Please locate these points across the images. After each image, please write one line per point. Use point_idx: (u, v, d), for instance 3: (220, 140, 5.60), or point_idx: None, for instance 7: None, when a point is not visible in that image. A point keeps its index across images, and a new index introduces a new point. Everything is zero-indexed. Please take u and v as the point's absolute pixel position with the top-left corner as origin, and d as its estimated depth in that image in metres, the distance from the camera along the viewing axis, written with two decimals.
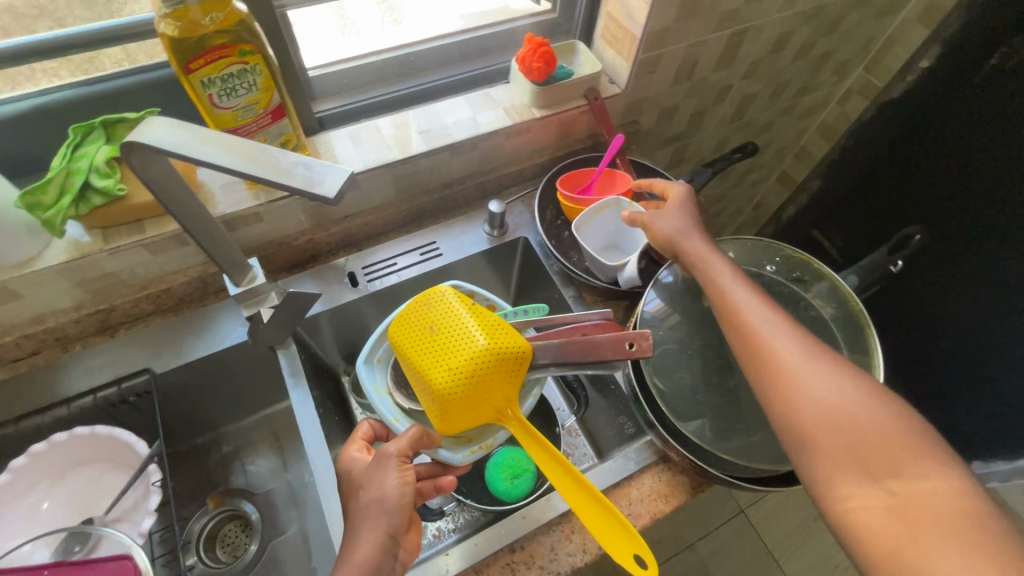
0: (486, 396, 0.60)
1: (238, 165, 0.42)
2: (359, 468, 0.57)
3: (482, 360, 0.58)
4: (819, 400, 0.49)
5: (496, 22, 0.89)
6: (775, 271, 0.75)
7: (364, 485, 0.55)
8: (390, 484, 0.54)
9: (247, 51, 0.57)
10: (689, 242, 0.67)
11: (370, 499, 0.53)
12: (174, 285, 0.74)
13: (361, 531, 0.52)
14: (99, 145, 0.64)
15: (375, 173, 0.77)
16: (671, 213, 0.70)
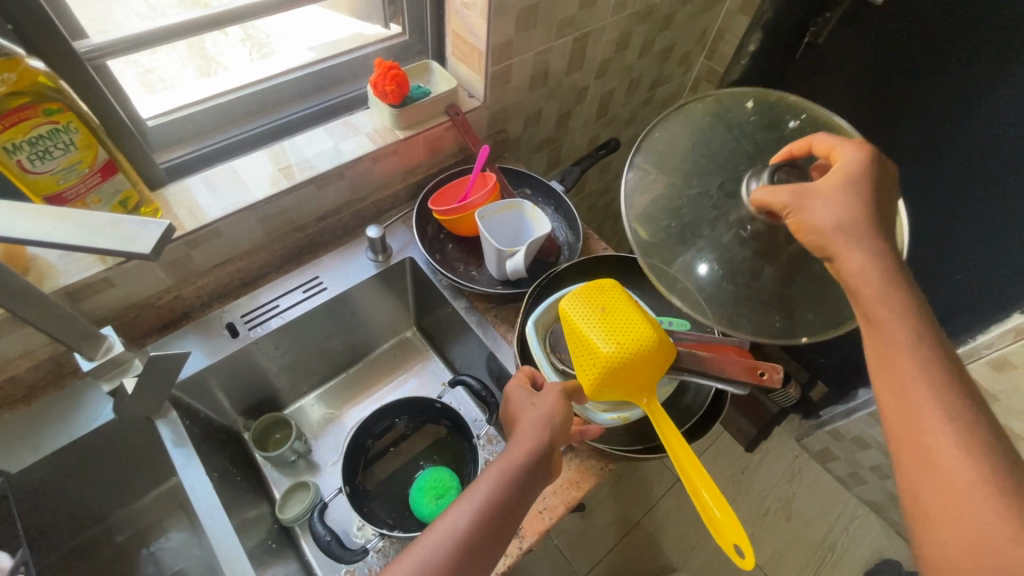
0: (643, 376, 0.63)
1: (37, 234, 0.39)
2: (520, 396, 0.66)
3: (646, 342, 0.62)
4: (949, 430, 0.45)
5: (346, 51, 0.89)
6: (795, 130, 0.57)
7: (526, 408, 0.64)
8: (554, 405, 0.63)
9: (54, 110, 0.53)
10: (846, 256, 0.49)
11: (529, 423, 0.62)
12: (19, 372, 0.66)
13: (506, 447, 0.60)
14: None
15: (237, 218, 0.74)
16: (835, 202, 0.50)
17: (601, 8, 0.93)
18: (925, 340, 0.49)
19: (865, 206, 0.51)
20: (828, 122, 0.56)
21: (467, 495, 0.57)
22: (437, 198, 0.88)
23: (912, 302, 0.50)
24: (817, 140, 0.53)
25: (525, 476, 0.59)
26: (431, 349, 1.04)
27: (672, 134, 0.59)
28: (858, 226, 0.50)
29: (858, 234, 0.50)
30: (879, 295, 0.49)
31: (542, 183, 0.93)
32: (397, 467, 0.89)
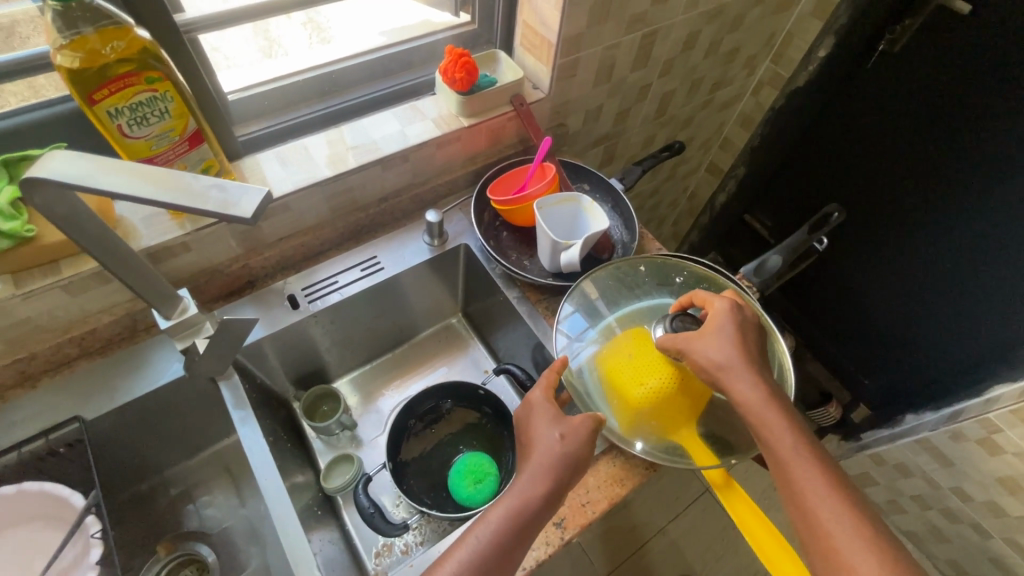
0: (671, 419, 0.65)
1: (145, 190, 0.42)
2: (540, 416, 0.65)
3: (658, 396, 0.64)
4: (836, 528, 0.53)
5: (415, 37, 0.90)
6: (684, 284, 0.76)
7: (548, 432, 0.62)
8: (576, 429, 0.62)
9: (155, 78, 0.56)
10: (735, 383, 0.59)
11: (548, 452, 0.61)
12: (99, 326, 0.70)
13: (526, 476, 0.60)
14: (2, 186, 0.60)
15: (306, 193, 0.76)
16: (716, 341, 0.61)
17: (674, 5, 0.92)
18: (807, 450, 0.57)
19: (746, 335, 0.62)
20: (704, 276, 0.76)
21: (482, 526, 0.58)
22: (496, 186, 0.88)
23: (795, 424, 0.58)
24: (695, 293, 0.68)
25: (546, 505, 0.59)
26: (476, 337, 1.05)
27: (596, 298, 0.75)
28: (733, 352, 0.60)
29: (744, 361, 0.60)
30: (765, 420, 0.57)
31: (600, 179, 0.92)
32: (436, 449, 0.90)
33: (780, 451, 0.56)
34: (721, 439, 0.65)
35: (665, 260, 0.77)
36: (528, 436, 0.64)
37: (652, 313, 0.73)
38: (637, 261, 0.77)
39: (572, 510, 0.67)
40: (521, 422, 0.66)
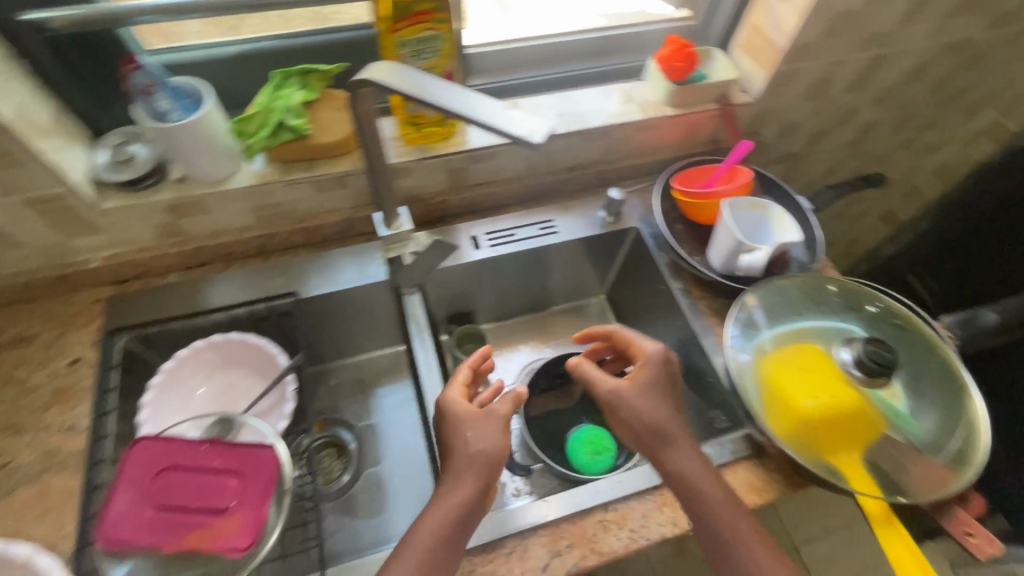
0: (838, 441, 0.64)
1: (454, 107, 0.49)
2: (451, 412, 0.63)
3: (829, 413, 0.64)
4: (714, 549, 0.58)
5: (636, 23, 0.94)
6: (876, 315, 0.72)
7: (460, 431, 0.61)
8: (645, 412, 0.64)
9: (441, 20, 0.64)
10: (673, 448, 0.63)
11: (489, 452, 0.60)
12: (324, 222, 0.82)
13: (459, 475, 0.59)
14: (295, 90, 0.72)
15: (514, 147, 0.82)
16: (647, 399, 0.65)
17: (916, 30, 0.87)
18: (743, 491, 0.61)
19: (667, 392, 0.66)
20: (900, 314, 0.72)
21: (432, 514, 0.57)
22: (682, 178, 0.89)
23: (748, 514, 0.60)
24: (630, 336, 0.73)
25: (685, 487, 0.61)
26: (613, 322, 1.06)
27: (777, 305, 0.73)
28: (667, 413, 0.64)
29: (677, 429, 0.64)
30: (701, 498, 0.60)
31: (788, 194, 0.89)
32: (558, 415, 0.94)
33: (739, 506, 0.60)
34: (887, 474, 0.63)
35: (860, 287, 0.74)
36: (614, 394, 0.66)
37: (833, 335, 0.71)
38: (828, 279, 0.75)
39: None
40: (600, 389, 0.68)
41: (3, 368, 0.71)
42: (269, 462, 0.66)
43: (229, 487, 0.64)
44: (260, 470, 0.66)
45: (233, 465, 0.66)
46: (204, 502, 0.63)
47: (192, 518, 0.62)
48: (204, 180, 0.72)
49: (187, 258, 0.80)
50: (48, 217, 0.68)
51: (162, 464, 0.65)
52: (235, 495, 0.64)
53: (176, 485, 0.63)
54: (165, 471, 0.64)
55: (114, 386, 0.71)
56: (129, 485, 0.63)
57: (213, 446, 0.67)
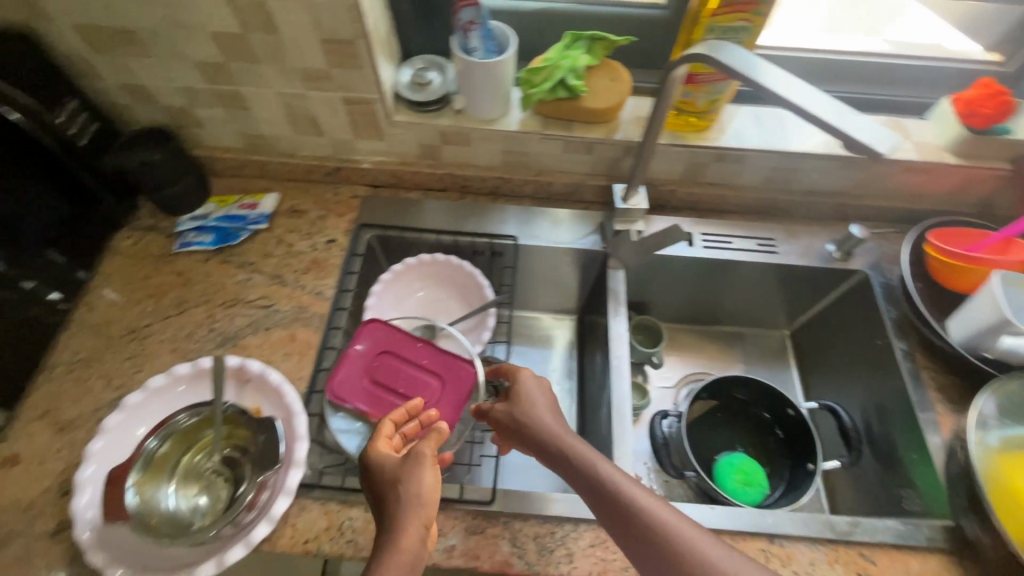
0: None
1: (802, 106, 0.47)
2: (391, 462, 0.50)
3: None
4: (704, 560, 0.46)
5: (933, 58, 0.85)
6: None
7: (407, 483, 0.48)
8: (553, 433, 0.59)
9: (760, 13, 0.64)
10: (570, 452, 0.56)
11: (425, 491, 0.48)
12: (556, 181, 0.87)
13: (400, 526, 0.45)
14: (581, 53, 0.76)
15: (767, 156, 0.80)
16: (524, 399, 0.63)
17: None
18: (625, 482, 0.52)
19: (532, 396, 0.63)
20: None
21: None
22: (940, 235, 0.80)
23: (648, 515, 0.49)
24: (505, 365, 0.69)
25: (593, 495, 0.53)
26: (792, 361, 0.98)
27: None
28: (547, 412, 0.61)
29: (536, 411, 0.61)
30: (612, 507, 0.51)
31: None
32: (713, 433, 0.91)
33: (624, 496, 0.51)
34: None
35: None
36: (524, 420, 0.61)
37: None
38: None
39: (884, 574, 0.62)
40: (516, 416, 0.61)
41: (280, 230, 0.86)
42: (469, 376, 0.74)
43: (432, 386, 0.73)
44: (459, 381, 0.74)
45: (439, 370, 0.75)
46: (411, 391, 0.73)
47: (400, 401, 0.72)
48: (478, 116, 0.80)
49: (433, 180, 0.89)
50: (353, 116, 0.79)
51: (386, 348, 0.75)
52: (436, 396, 0.73)
53: (393, 370, 0.74)
54: (387, 355, 0.75)
55: (356, 271, 0.83)
56: (358, 356, 0.74)
57: (427, 347, 0.76)
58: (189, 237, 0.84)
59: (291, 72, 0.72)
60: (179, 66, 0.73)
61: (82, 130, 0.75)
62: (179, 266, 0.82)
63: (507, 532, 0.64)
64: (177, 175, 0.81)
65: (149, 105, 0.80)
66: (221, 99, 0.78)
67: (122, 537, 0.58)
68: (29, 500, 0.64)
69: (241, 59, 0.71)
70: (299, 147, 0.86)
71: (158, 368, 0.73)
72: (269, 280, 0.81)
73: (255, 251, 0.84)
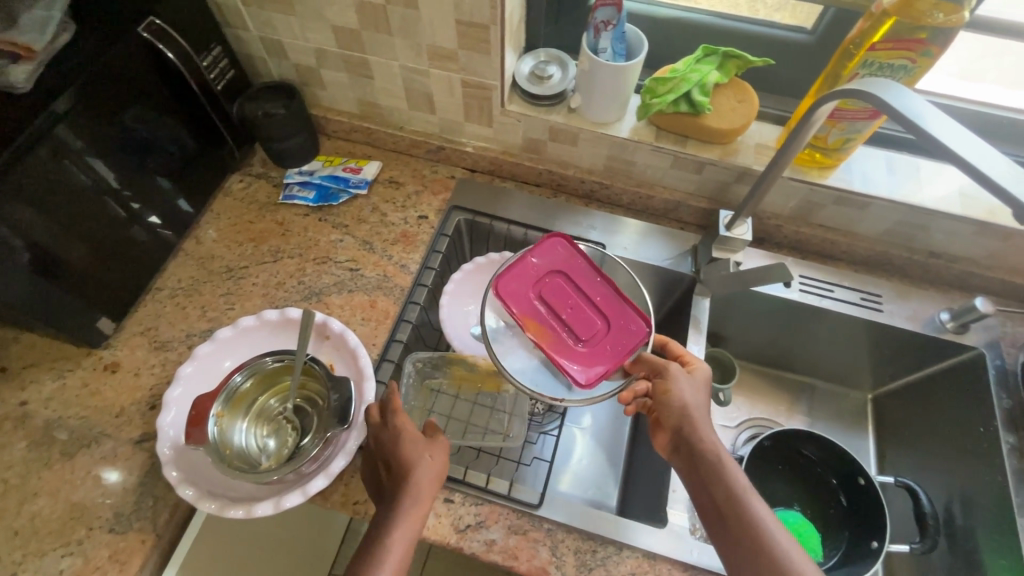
0: None
1: (975, 162, 0.42)
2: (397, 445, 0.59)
3: None
4: None
5: None
6: None
7: (412, 460, 0.56)
8: (702, 439, 0.57)
9: (929, 54, 0.58)
10: (711, 450, 0.56)
11: (425, 477, 0.55)
12: (656, 196, 0.84)
13: (402, 511, 0.53)
14: (712, 69, 0.73)
15: (894, 207, 0.74)
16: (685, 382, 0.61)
17: None
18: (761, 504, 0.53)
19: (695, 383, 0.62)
20: None
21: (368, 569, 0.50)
22: None
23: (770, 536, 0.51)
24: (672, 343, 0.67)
25: (723, 502, 0.54)
26: (870, 427, 0.91)
27: None
28: (701, 401, 0.60)
29: (695, 401, 0.60)
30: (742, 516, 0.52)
31: None
32: (770, 484, 0.86)
33: (763, 527, 0.51)
34: None
35: None
36: (685, 411, 0.59)
37: None
38: None
39: None
40: (676, 403, 0.59)
41: (376, 198, 0.88)
42: (641, 333, 0.60)
43: (597, 328, 0.60)
44: (627, 337, 0.60)
45: (610, 310, 0.61)
46: (571, 321, 0.60)
47: (556, 329, 0.60)
48: (591, 117, 0.78)
49: (530, 174, 0.88)
50: (468, 99, 0.80)
51: (558, 267, 0.63)
52: (599, 336, 0.60)
53: (560, 291, 0.61)
54: (559, 272, 0.62)
55: (440, 251, 0.84)
56: (530, 263, 0.63)
57: (604, 279, 0.62)
58: (294, 190, 0.88)
59: (419, 47, 0.74)
60: (316, 27, 0.76)
61: (220, 75, 0.80)
62: (280, 217, 0.86)
63: (548, 540, 0.63)
64: (294, 131, 0.85)
65: (281, 60, 0.84)
66: (348, 64, 0.80)
67: (195, 461, 0.62)
68: (120, 408, 0.69)
69: (375, 29, 0.73)
70: (409, 121, 0.88)
71: (248, 309, 0.78)
72: (359, 244, 0.84)
73: (350, 215, 0.86)
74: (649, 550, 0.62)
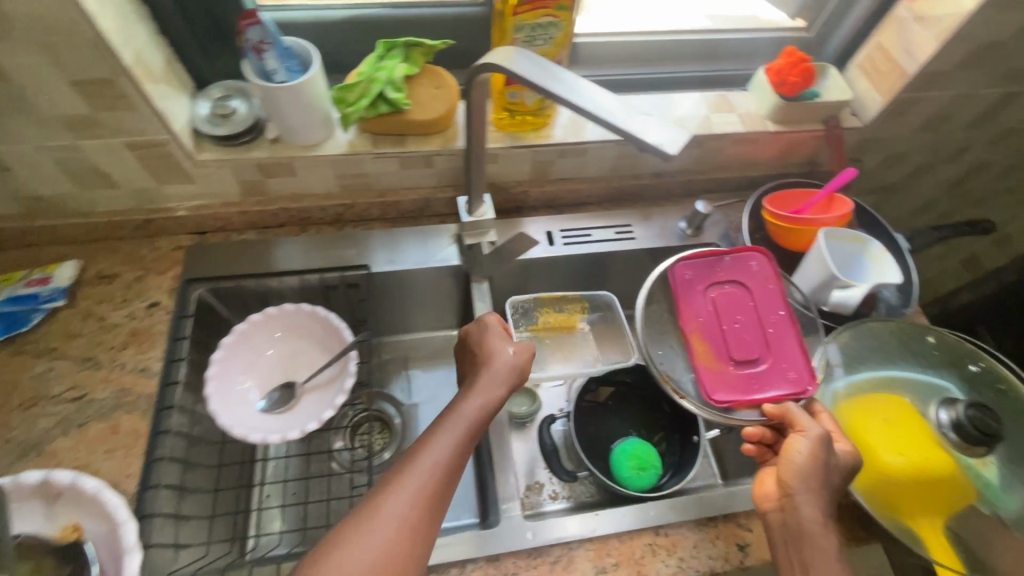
0: (923, 495, 0.58)
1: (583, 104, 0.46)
2: (492, 335, 0.69)
3: (911, 473, 0.59)
4: None
5: (743, 29, 0.89)
6: (977, 374, 0.65)
7: (502, 347, 0.67)
8: (813, 523, 0.54)
9: (564, 6, 0.61)
10: (808, 507, 0.55)
11: (502, 364, 0.65)
12: (403, 200, 0.81)
13: (471, 395, 0.62)
14: (398, 62, 0.70)
15: (607, 145, 0.80)
16: (830, 454, 0.57)
17: None
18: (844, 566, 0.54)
19: (832, 458, 0.58)
20: (1007, 377, 0.65)
21: (442, 432, 0.58)
22: (773, 200, 0.84)
23: None
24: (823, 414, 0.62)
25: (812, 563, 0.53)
26: None
27: (861, 341, 0.68)
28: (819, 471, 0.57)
29: (819, 472, 0.56)
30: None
31: (887, 232, 0.83)
32: (606, 421, 0.91)
33: None
34: (972, 552, 0.56)
35: (960, 341, 0.67)
36: (810, 481, 0.56)
37: (917, 390, 0.65)
38: (929, 330, 0.68)
39: (758, 540, 0.65)
40: (802, 470, 0.56)
41: (86, 303, 0.73)
42: (800, 381, 0.64)
43: (759, 354, 0.66)
44: (784, 375, 0.65)
45: (777, 343, 0.67)
46: (742, 347, 0.66)
47: (718, 343, 0.67)
48: (295, 142, 0.72)
49: (264, 217, 0.80)
50: (146, 161, 0.69)
51: (743, 282, 0.70)
52: (759, 361, 0.66)
53: (735, 307, 0.69)
54: (728, 283, 0.70)
55: (187, 336, 0.72)
56: (723, 274, 0.71)
57: (789, 316, 0.68)
58: None
59: (45, 121, 0.60)
60: None
61: None
62: None
63: None
64: None
65: None
66: None
67: None
68: None
69: None
70: (95, 202, 0.74)
71: None
72: (79, 365, 0.69)
73: (56, 334, 0.71)
74: (491, 553, 0.62)
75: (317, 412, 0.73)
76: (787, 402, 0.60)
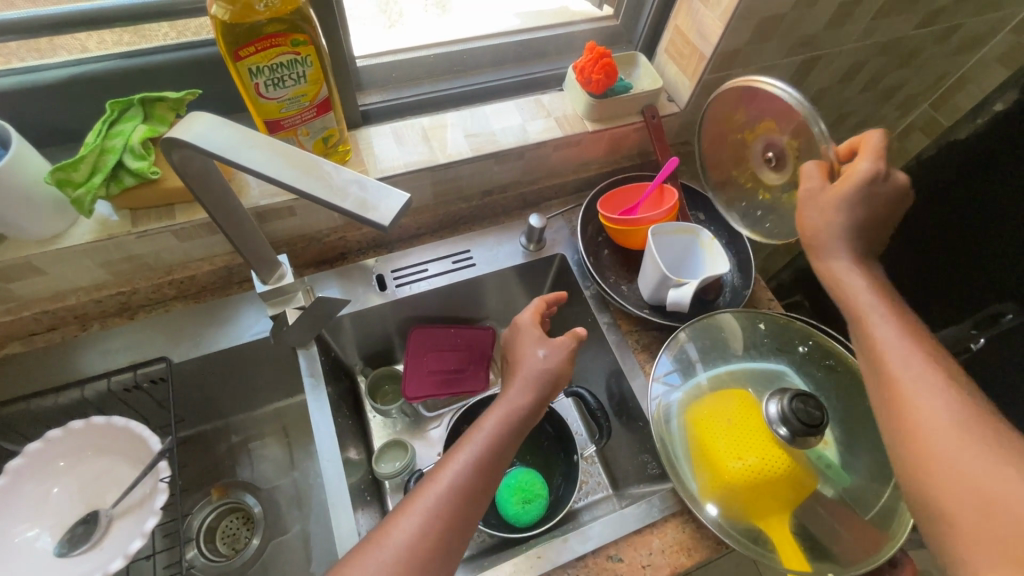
0: (761, 497, 0.57)
1: (278, 170, 0.39)
2: (525, 336, 0.65)
3: (751, 475, 0.58)
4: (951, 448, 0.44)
5: (553, 25, 0.86)
6: (806, 355, 0.69)
7: (532, 349, 0.63)
8: (853, 282, 0.56)
9: (300, 41, 0.53)
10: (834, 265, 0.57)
11: (530, 371, 0.60)
12: (198, 273, 0.71)
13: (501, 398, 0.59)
14: (136, 124, 0.61)
15: (416, 175, 0.73)
16: (832, 198, 0.54)
17: (848, 31, 0.80)
18: (895, 343, 0.51)
19: (853, 200, 0.54)
20: (834, 351, 0.68)
21: (464, 445, 0.55)
22: (605, 202, 0.81)
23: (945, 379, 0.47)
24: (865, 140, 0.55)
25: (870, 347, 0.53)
26: None
27: (701, 342, 0.70)
28: (835, 219, 0.55)
29: (839, 228, 0.55)
30: (893, 354, 0.50)
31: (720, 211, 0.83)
32: None
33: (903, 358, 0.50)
34: (817, 544, 0.57)
35: (789, 323, 0.70)
36: (821, 235, 0.56)
37: (758, 380, 0.66)
38: (757, 318, 0.71)
39: (631, 568, 0.62)
40: (812, 228, 0.56)
41: None
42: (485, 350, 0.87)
43: (464, 358, 0.86)
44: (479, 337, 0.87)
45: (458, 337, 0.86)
46: (455, 369, 0.85)
47: (450, 379, 0.84)
48: (25, 239, 0.60)
49: (26, 325, 0.67)
50: None
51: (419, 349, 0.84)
52: (466, 367, 0.85)
53: (436, 359, 0.84)
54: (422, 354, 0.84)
55: None
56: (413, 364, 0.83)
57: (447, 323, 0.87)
58: None
59: None
60: None
61: None
62: None
63: None
64: None
65: None
66: None
67: None
68: None
69: None
70: None
71: None
72: None
73: None
74: None
75: (123, 547, 0.61)
76: (807, 164, 0.56)
